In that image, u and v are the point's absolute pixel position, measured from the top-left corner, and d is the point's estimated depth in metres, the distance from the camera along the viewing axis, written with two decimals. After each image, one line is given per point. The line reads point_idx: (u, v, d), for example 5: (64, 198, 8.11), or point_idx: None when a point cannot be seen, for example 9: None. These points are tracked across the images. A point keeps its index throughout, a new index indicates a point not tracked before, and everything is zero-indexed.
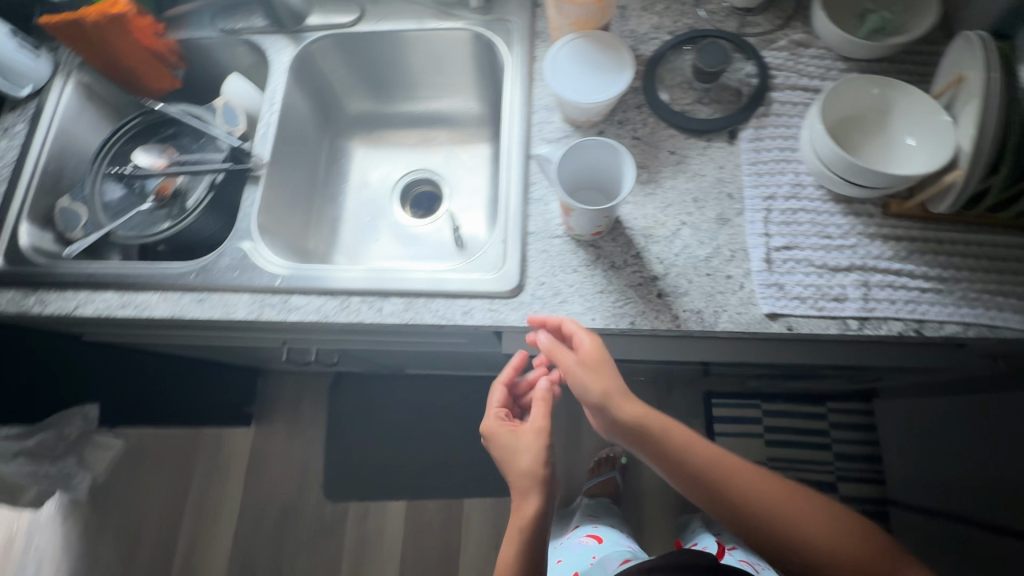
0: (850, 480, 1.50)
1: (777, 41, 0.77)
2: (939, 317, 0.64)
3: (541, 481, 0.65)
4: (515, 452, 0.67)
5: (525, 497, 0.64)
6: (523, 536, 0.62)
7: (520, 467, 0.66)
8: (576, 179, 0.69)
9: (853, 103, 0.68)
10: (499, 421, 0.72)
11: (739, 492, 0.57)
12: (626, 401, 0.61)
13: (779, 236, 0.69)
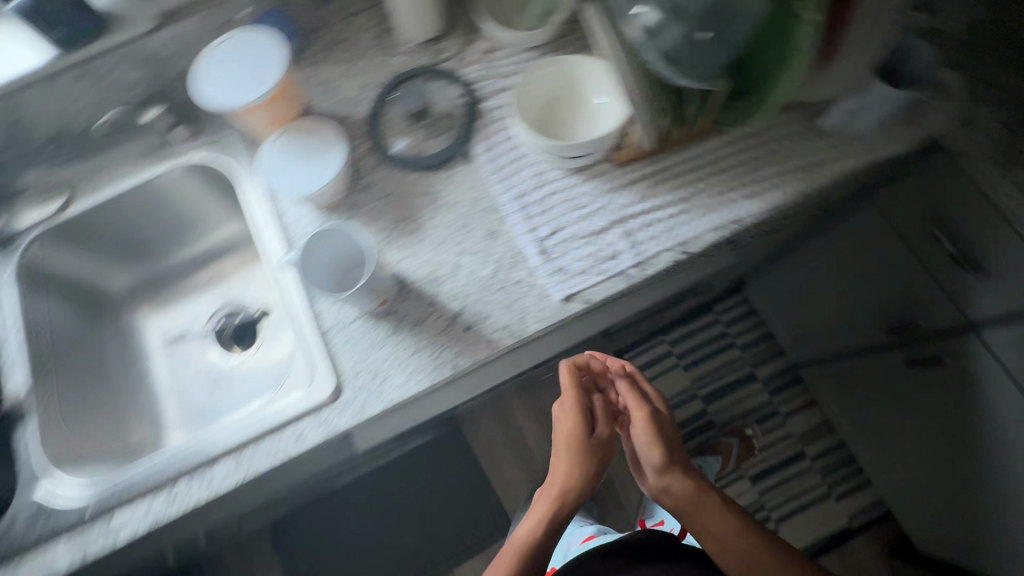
0: (762, 362, 1.63)
1: (470, 56, 0.81)
2: (695, 233, 0.71)
3: (587, 460, 0.85)
4: (574, 448, 0.85)
5: (566, 468, 0.85)
6: (557, 494, 0.86)
7: (569, 450, 0.85)
8: (328, 273, 0.71)
9: (543, 88, 0.74)
10: (562, 408, 0.86)
11: (732, 536, 0.84)
12: (671, 446, 0.85)
13: (543, 226, 0.73)
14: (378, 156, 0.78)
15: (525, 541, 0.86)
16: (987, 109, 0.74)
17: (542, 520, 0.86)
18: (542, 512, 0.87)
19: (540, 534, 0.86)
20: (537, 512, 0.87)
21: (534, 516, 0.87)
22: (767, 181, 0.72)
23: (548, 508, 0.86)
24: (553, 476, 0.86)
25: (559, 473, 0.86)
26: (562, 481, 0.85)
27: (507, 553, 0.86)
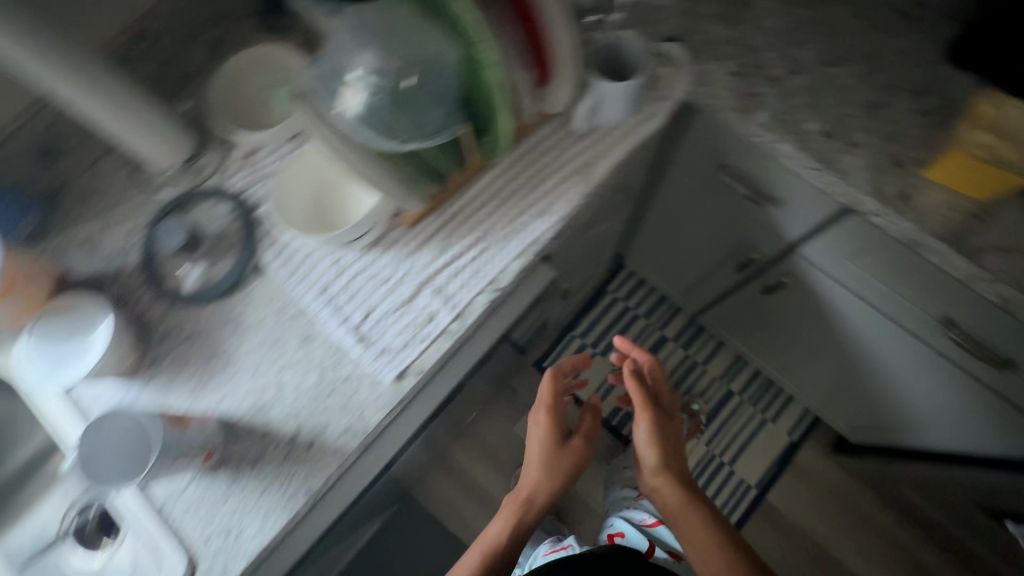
0: (667, 322, 1.69)
1: (231, 166, 0.78)
2: (501, 266, 0.71)
3: (561, 451, 0.89)
4: (552, 434, 0.91)
5: (541, 464, 0.88)
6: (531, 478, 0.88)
7: (546, 445, 0.90)
8: (107, 466, 0.56)
9: (298, 196, 0.74)
10: (537, 413, 0.93)
11: (717, 553, 0.77)
12: (666, 448, 0.89)
13: (354, 313, 0.71)
14: (167, 300, 0.73)
15: (489, 539, 0.84)
16: (722, 63, 0.78)
17: (510, 516, 0.86)
18: (512, 510, 0.87)
19: (504, 534, 0.84)
20: (507, 509, 0.87)
21: (504, 514, 0.87)
22: (551, 194, 0.73)
23: (516, 507, 0.87)
24: (529, 468, 0.90)
25: (533, 469, 0.88)
26: (534, 478, 0.88)
27: (468, 556, 0.84)
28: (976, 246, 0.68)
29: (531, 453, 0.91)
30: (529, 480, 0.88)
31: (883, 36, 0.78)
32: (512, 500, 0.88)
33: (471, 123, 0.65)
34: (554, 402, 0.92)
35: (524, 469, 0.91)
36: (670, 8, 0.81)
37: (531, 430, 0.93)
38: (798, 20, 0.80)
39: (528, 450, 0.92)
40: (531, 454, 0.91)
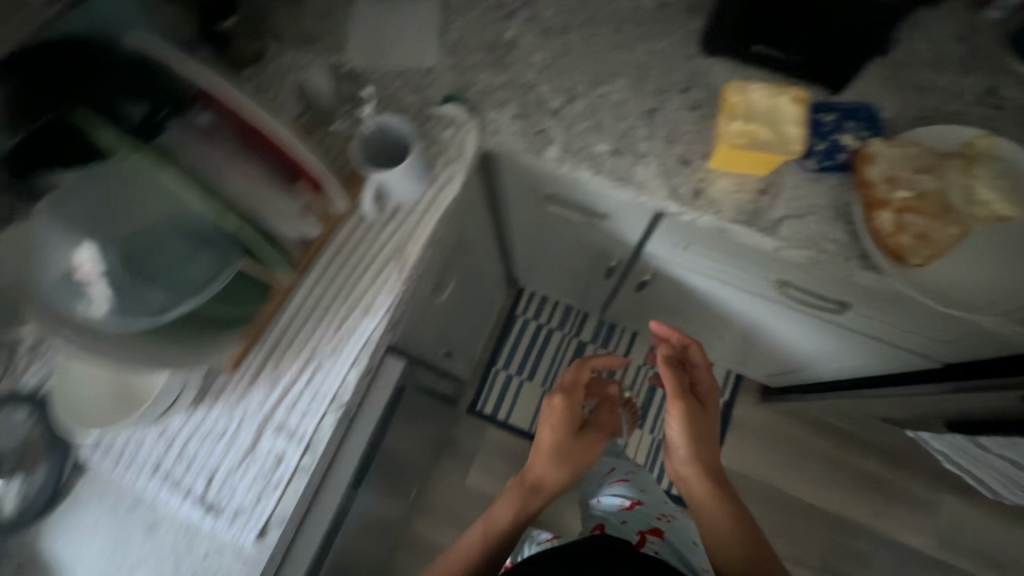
0: (581, 327, 1.71)
1: (18, 364, 0.69)
2: (338, 381, 0.68)
3: (573, 456, 0.86)
4: (568, 425, 0.87)
5: (558, 457, 0.85)
6: (543, 466, 0.85)
7: (564, 436, 0.86)
8: None
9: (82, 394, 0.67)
10: (553, 400, 0.88)
11: (740, 551, 0.77)
12: (700, 441, 0.86)
13: (196, 482, 0.65)
14: None
15: (494, 523, 0.83)
16: (503, 110, 0.79)
17: (519, 499, 0.85)
18: (521, 493, 0.85)
19: (512, 516, 0.83)
20: (515, 490, 0.85)
21: (509, 497, 0.85)
22: (371, 289, 0.71)
23: (525, 493, 0.85)
24: (541, 451, 0.86)
25: (548, 461, 0.85)
26: (552, 468, 0.85)
27: (472, 533, 0.84)
28: (772, 220, 0.72)
29: (548, 441, 0.86)
30: (542, 469, 0.85)
31: (641, 41, 0.81)
32: (519, 486, 0.86)
33: (245, 254, 0.59)
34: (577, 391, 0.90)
35: (537, 453, 0.86)
36: (441, 70, 0.82)
37: (546, 421, 0.88)
38: (561, 48, 0.82)
39: (540, 433, 0.88)
40: (546, 439, 0.86)
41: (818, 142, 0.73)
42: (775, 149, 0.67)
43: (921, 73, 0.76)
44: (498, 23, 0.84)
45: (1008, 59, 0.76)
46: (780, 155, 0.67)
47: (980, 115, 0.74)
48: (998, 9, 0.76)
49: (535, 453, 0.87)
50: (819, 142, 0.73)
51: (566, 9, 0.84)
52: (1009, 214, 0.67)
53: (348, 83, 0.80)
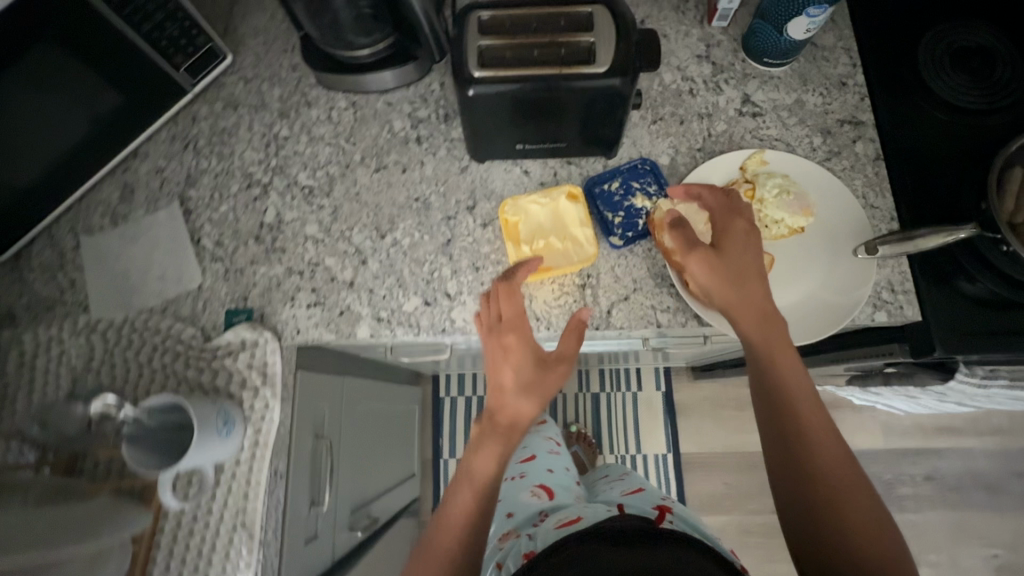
0: None
1: None
2: None
3: (541, 385, 0.63)
4: (524, 350, 0.63)
5: (529, 391, 0.62)
6: (509, 399, 0.62)
7: (529, 370, 0.62)
8: None
9: None
10: (495, 338, 0.64)
11: (815, 446, 0.56)
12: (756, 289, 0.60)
13: None
14: None
15: (476, 478, 0.60)
16: (296, 303, 0.71)
17: (501, 448, 0.61)
18: (498, 443, 0.61)
19: (493, 466, 0.60)
20: (490, 437, 0.62)
21: (490, 443, 0.61)
22: None
23: (505, 434, 0.62)
24: (502, 391, 0.63)
25: (518, 396, 0.62)
26: (526, 402, 0.62)
27: (455, 500, 0.60)
28: (604, 312, 0.69)
29: (512, 377, 0.62)
30: (516, 409, 0.62)
31: (410, 170, 0.76)
32: (491, 429, 0.62)
33: None
34: (517, 314, 0.64)
35: (502, 393, 0.63)
36: (212, 284, 0.72)
37: (490, 361, 0.64)
38: (331, 208, 0.74)
39: (494, 371, 0.64)
40: (508, 377, 0.63)
41: (613, 214, 0.71)
42: (570, 264, 0.68)
43: (681, 105, 0.76)
44: (252, 205, 0.75)
45: (749, 63, 0.77)
46: (578, 268, 0.69)
47: (747, 127, 0.75)
48: (722, 18, 0.77)
49: (495, 396, 0.63)
50: (614, 212, 0.71)
51: (319, 163, 0.77)
52: (802, 224, 0.68)
53: (112, 343, 0.70)
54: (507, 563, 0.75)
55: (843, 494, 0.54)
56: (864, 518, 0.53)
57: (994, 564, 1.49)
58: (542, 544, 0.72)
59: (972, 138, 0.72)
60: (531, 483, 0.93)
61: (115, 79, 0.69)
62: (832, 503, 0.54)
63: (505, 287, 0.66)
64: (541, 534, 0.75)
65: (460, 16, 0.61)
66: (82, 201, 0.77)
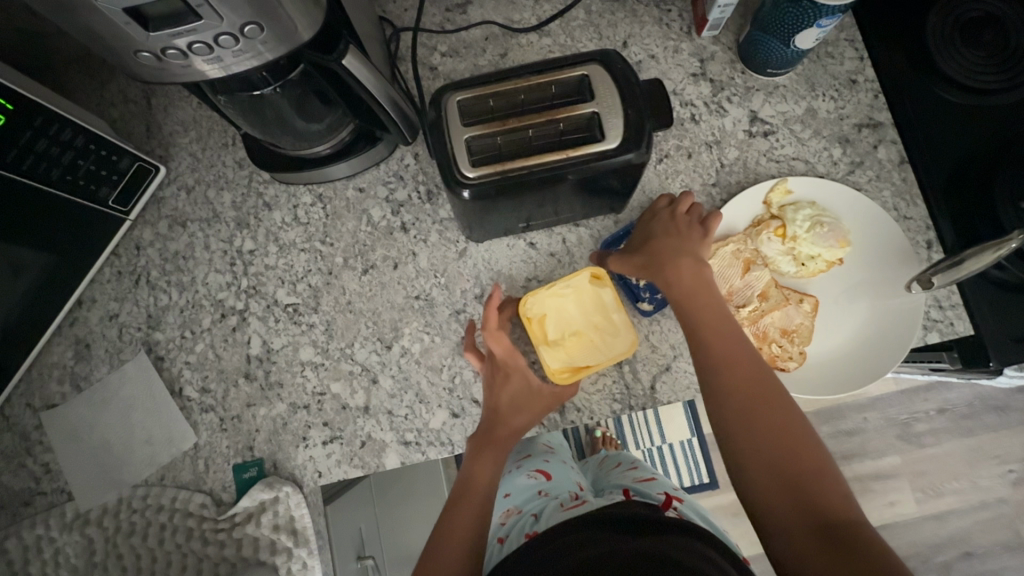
0: None
1: None
2: None
3: (534, 409, 0.61)
4: (513, 382, 0.61)
5: (525, 410, 0.60)
6: (500, 419, 0.60)
7: (530, 391, 0.61)
8: None
9: None
10: (495, 363, 0.61)
11: (751, 417, 0.52)
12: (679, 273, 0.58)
13: None
14: None
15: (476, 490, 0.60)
16: (309, 443, 0.63)
17: (496, 459, 0.60)
18: (492, 453, 0.60)
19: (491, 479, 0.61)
20: (482, 450, 0.60)
21: (483, 458, 0.60)
22: None
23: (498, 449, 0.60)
24: (496, 414, 0.60)
25: (515, 413, 0.60)
26: (518, 419, 0.60)
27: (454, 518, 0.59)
28: (648, 389, 0.63)
29: (508, 391, 0.61)
30: (513, 425, 0.60)
31: (403, 264, 0.67)
32: (484, 442, 0.61)
33: None
34: (503, 355, 0.61)
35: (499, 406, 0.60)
36: (210, 439, 0.64)
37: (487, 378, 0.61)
38: (323, 325, 0.66)
39: (489, 393, 0.61)
40: (506, 397, 0.61)
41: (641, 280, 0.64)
42: (605, 360, 0.61)
43: (685, 136, 0.68)
44: (232, 338, 0.66)
45: (749, 75, 0.69)
46: (614, 360, 0.61)
47: (761, 149, 0.68)
48: (714, 28, 0.68)
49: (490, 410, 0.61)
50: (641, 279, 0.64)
51: (297, 274, 0.67)
52: (839, 256, 0.63)
53: (116, 531, 0.62)
54: (509, 539, 0.70)
55: (787, 469, 0.50)
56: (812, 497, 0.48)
57: (1012, 480, 1.38)
58: (545, 524, 0.67)
59: (976, 126, 0.68)
60: (530, 464, 0.83)
61: (28, 236, 0.58)
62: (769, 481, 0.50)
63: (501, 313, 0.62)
64: (545, 514, 0.69)
65: (433, 102, 0.52)
66: (33, 371, 0.66)
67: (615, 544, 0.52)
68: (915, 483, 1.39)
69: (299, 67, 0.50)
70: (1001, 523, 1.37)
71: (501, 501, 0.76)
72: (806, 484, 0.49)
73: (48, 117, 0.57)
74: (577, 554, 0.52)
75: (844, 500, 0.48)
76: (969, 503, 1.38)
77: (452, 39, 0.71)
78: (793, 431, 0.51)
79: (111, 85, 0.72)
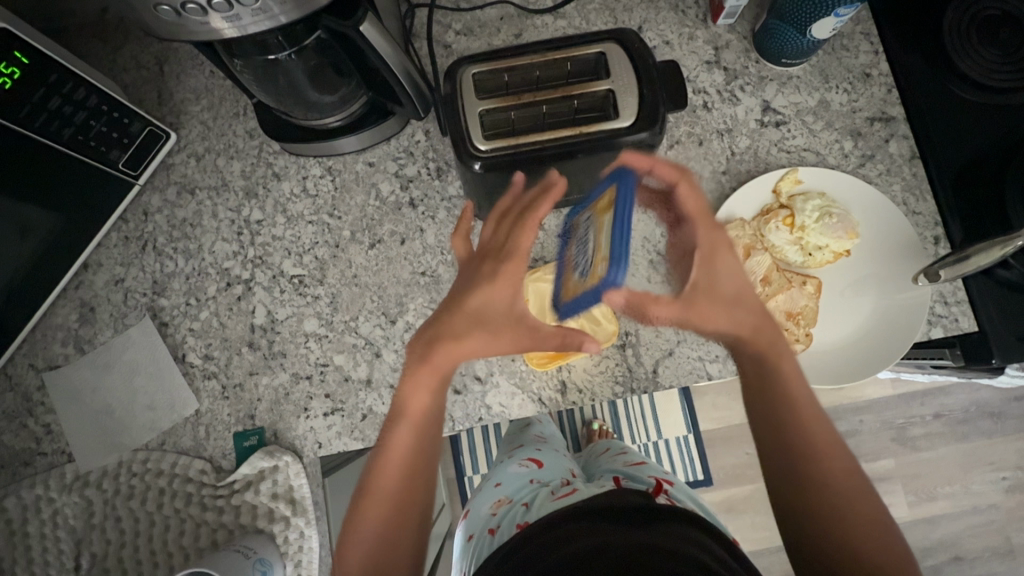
0: None
1: None
2: None
3: (503, 325, 0.50)
4: (491, 273, 0.51)
5: (483, 330, 0.50)
6: (463, 323, 0.51)
7: (505, 308, 0.50)
8: None
9: None
10: (477, 261, 0.53)
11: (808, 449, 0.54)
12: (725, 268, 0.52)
13: None
14: None
15: (411, 415, 0.53)
16: (310, 414, 0.64)
17: (432, 385, 0.53)
18: (432, 376, 0.52)
19: (427, 405, 0.53)
20: (420, 371, 0.52)
21: (419, 379, 0.52)
22: None
23: (436, 376, 0.52)
24: (460, 317, 0.51)
25: (477, 329, 0.50)
26: (479, 334, 0.50)
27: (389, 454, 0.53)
28: (650, 372, 0.63)
29: (475, 300, 0.51)
30: (464, 340, 0.50)
31: (410, 240, 0.67)
32: (419, 361, 0.52)
33: None
34: (494, 240, 0.53)
35: (462, 307, 0.51)
36: (211, 406, 0.64)
37: (462, 277, 0.53)
38: (328, 297, 0.66)
39: (466, 288, 0.51)
40: (476, 300, 0.51)
41: (603, 255, 0.42)
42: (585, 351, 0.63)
43: (697, 123, 0.68)
44: (237, 307, 0.66)
45: (764, 64, 0.69)
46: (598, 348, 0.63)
47: (773, 139, 0.68)
48: (730, 16, 0.68)
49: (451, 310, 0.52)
50: (607, 261, 0.41)
51: (304, 246, 0.67)
52: (847, 247, 0.64)
53: (116, 493, 0.62)
54: (500, 529, 0.65)
55: (833, 491, 0.52)
56: (853, 516, 0.52)
57: (1005, 487, 1.39)
58: (537, 514, 0.63)
59: (992, 123, 0.67)
60: (522, 454, 0.82)
61: (38, 195, 0.58)
62: (817, 499, 0.52)
63: (520, 206, 0.53)
64: (537, 504, 0.66)
65: (450, 74, 0.52)
66: (36, 333, 0.66)
67: (611, 535, 0.50)
68: (907, 486, 1.39)
69: (316, 33, 0.50)
70: (992, 529, 1.38)
71: (492, 491, 0.73)
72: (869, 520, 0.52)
73: (62, 76, 0.57)
74: (575, 543, 0.50)
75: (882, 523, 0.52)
76: (961, 508, 1.39)
77: (467, 18, 0.71)
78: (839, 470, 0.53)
79: (123, 51, 0.71)
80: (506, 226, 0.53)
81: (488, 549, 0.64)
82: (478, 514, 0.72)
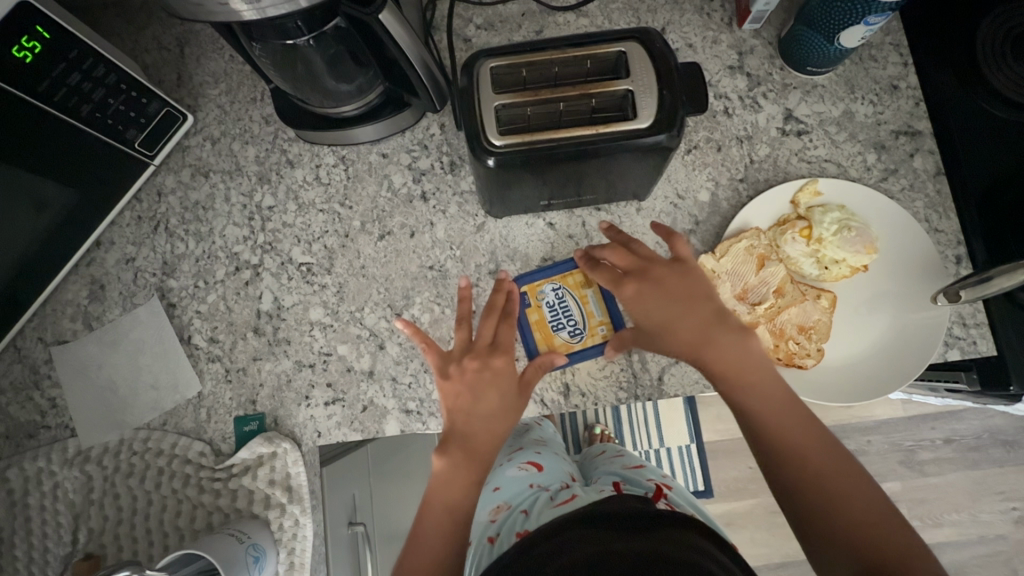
0: None
1: None
2: None
3: (514, 408, 0.58)
4: (503, 374, 0.58)
5: (509, 416, 0.57)
6: (491, 418, 0.57)
7: (511, 398, 0.57)
8: None
9: None
10: (464, 361, 0.58)
11: (795, 450, 0.52)
12: (651, 307, 0.57)
13: None
14: None
15: (452, 509, 0.54)
16: (311, 402, 0.63)
17: (468, 472, 0.55)
18: (468, 468, 0.55)
19: (470, 493, 0.55)
20: (464, 463, 0.55)
21: (457, 472, 0.55)
22: None
23: (471, 461, 0.56)
24: (483, 417, 0.57)
25: (497, 420, 0.57)
26: (504, 423, 0.57)
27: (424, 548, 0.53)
28: (655, 379, 0.62)
29: (496, 397, 0.57)
30: (496, 432, 0.57)
31: (419, 233, 0.66)
32: (457, 455, 0.55)
33: None
34: (480, 341, 0.59)
35: (475, 413, 0.57)
36: (213, 389, 0.64)
37: (449, 391, 0.58)
38: (334, 287, 0.66)
39: (480, 394, 0.57)
40: (494, 401, 0.57)
41: (602, 320, 0.62)
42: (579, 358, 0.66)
43: (716, 129, 0.67)
44: (244, 292, 0.66)
45: (788, 72, 0.68)
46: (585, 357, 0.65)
47: (793, 148, 0.66)
48: (756, 21, 0.67)
49: (463, 419, 0.57)
50: (609, 324, 0.62)
51: (314, 234, 0.67)
52: (864, 262, 0.62)
53: (116, 471, 0.63)
54: (500, 538, 0.65)
55: (822, 483, 0.50)
56: (851, 503, 0.49)
57: (1013, 518, 1.36)
58: (537, 523, 0.63)
59: None
60: (521, 456, 0.80)
61: (55, 171, 0.58)
62: (815, 498, 0.50)
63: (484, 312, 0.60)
64: (537, 510, 0.65)
65: (467, 67, 0.52)
66: (45, 309, 0.67)
67: (614, 544, 0.49)
68: (913, 510, 1.36)
69: (335, 20, 0.50)
70: (999, 560, 1.35)
71: (490, 496, 0.72)
72: (867, 509, 0.49)
73: (82, 52, 0.57)
74: (574, 553, 0.49)
75: (882, 508, 0.49)
76: (967, 537, 1.35)
77: (488, 12, 0.70)
78: (829, 462, 0.51)
79: (145, 32, 0.72)
80: (484, 329, 0.59)
81: (487, 558, 0.64)
82: (476, 520, 0.71)
